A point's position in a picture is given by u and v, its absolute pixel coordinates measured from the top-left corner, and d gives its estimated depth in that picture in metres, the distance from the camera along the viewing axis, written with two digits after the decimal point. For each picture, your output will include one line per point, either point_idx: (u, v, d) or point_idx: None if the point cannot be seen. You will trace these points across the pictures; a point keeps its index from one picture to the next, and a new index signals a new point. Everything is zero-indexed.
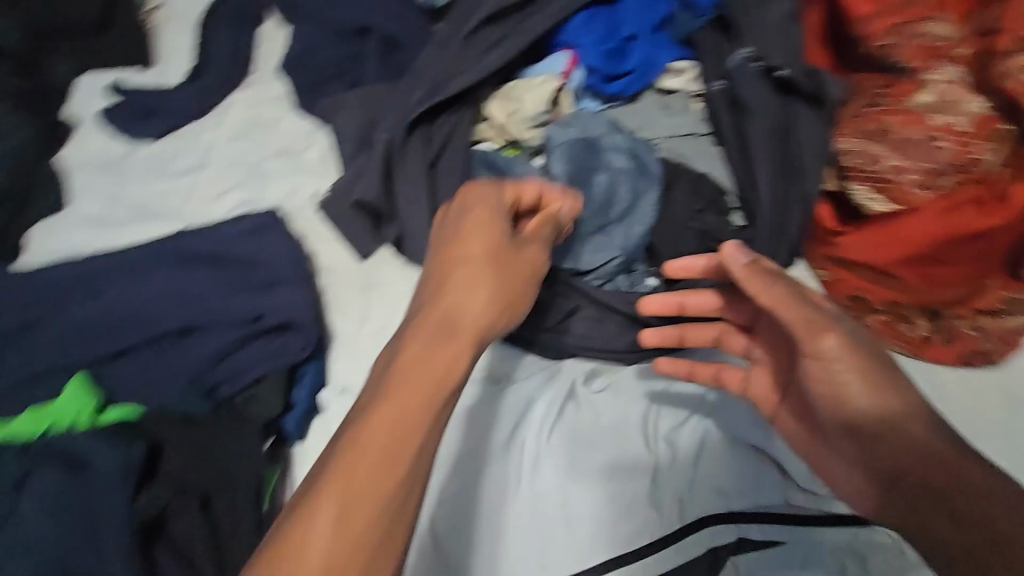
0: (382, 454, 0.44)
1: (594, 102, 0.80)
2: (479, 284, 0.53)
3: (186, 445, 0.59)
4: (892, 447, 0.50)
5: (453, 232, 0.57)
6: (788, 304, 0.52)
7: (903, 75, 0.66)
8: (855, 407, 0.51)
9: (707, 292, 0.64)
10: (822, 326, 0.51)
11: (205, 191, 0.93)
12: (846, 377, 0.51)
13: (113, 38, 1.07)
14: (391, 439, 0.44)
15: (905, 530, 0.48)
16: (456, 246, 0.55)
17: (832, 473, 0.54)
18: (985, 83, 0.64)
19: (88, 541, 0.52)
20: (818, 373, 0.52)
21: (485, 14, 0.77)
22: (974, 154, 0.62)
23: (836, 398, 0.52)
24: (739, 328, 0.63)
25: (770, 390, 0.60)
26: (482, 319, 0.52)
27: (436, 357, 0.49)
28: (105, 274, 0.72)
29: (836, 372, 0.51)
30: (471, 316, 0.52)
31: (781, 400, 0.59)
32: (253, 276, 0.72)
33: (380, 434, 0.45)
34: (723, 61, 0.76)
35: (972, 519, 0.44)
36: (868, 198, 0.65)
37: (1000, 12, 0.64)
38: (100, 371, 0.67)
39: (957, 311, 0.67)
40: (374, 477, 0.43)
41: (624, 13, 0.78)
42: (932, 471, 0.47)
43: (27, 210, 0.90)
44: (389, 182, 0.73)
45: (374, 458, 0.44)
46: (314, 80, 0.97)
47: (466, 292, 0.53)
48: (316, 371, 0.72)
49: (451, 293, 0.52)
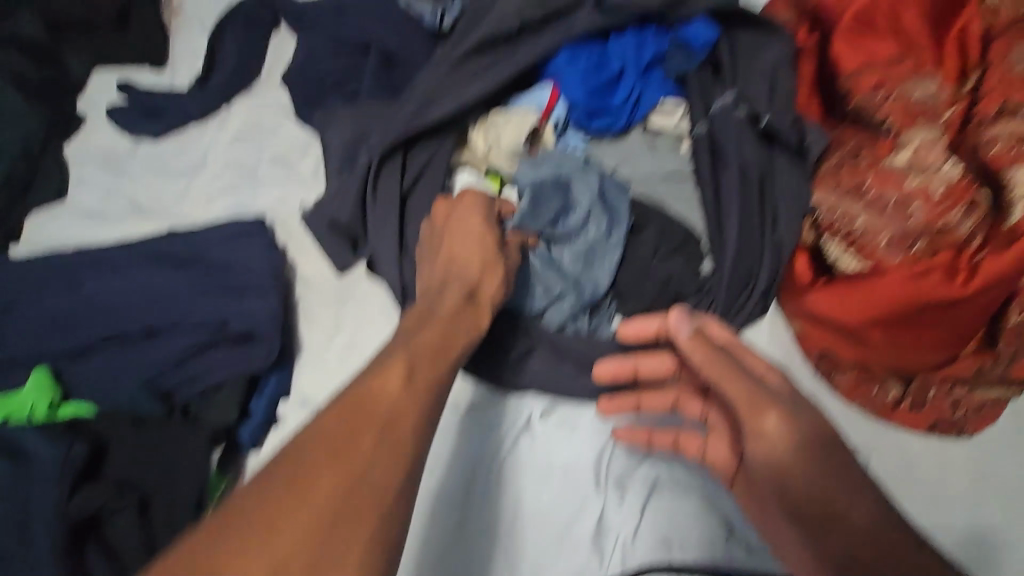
0: (429, 359, 0.51)
1: (581, 136, 0.79)
2: (479, 271, 0.62)
3: (133, 446, 0.59)
4: (837, 531, 0.46)
5: (451, 230, 0.65)
6: (730, 378, 0.55)
7: (883, 133, 0.65)
8: (796, 485, 0.49)
9: (662, 355, 0.66)
10: (761, 405, 0.52)
11: (199, 192, 0.95)
12: (786, 457, 0.50)
13: (129, 35, 1.09)
14: (433, 351, 0.52)
15: None
16: (449, 254, 0.63)
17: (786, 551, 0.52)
18: (965, 148, 0.63)
19: (19, 534, 0.52)
20: (758, 450, 0.52)
21: (474, 42, 0.78)
22: (948, 221, 0.61)
23: (778, 475, 0.50)
24: (695, 394, 0.65)
25: (726, 458, 0.61)
26: (467, 331, 0.57)
27: (452, 317, 0.56)
28: (81, 268, 0.73)
29: (778, 452, 0.51)
30: (477, 285, 0.61)
31: (735, 467, 0.60)
32: (225, 281, 0.73)
33: (398, 378, 0.47)
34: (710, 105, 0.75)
35: None
36: (840, 254, 0.65)
37: (982, 81, 0.65)
38: (64, 367, 0.67)
39: (931, 377, 0.65)
40: (421, 381, 0.48)
41: (615, 50, 0.78)
42: (876, 555, 0.44)
43: (27, 198, 0.95)
44: (363, 205, 0.76)
45: (424, 360, 0.50)
46: (315, 91, 0.99)
47: (471, 266, 0.62)
48: (278, 382, 0.72)
49: (459, 266, 0.62)
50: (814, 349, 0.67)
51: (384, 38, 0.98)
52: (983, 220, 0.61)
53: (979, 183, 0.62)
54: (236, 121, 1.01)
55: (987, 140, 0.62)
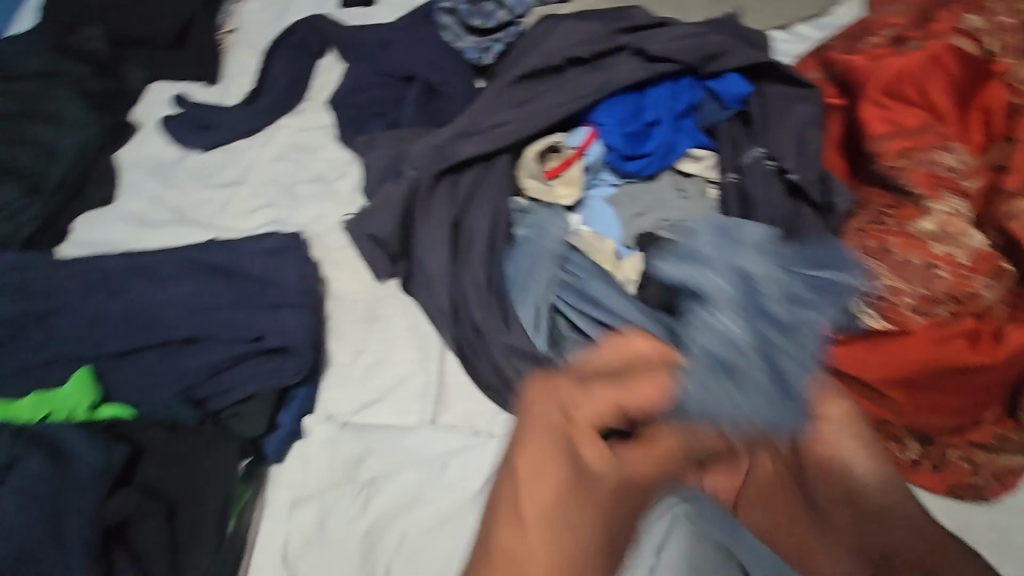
0: None
1: (612, 177, 0.83)
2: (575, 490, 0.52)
3: (166, 453, 0.61)
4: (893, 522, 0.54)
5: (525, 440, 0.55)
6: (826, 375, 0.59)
7: (909, 199, 0.68)
8: (858, 479, 0.58)
9: None
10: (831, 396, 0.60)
11: (239, 204, 0.98)
12: (847, 453, 0.59)
13: (185, 53, 1.15)
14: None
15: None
16: (530, 460, 0.54)
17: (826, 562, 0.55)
18: (989, 218, 0.65)
19: (49, 536, 0.52)
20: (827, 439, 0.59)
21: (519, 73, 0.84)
22: (973, 288, 0.63)
23: (841, 472, 0.59)
24: None
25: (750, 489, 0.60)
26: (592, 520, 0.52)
27: (544, 541, 0.51)
28: (130, 272, 0.77)
29: (844, 448, 0.59)
30: (567, 487, 0.52)
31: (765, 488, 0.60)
32: (264, 294, 0.76)
33: None
34: (740, 156, 0.79)
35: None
36: (863, 310, 0.65)
37: (1009, 152, 0.68)
38: (107, 366, 0.70)
39: (951, 440, 0.66)
40: None
41: (650, 99, 0.82)
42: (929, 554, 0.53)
43: (77, 201, 0.98)
44: (408, 226, 0.79)
45: None
46: (357, 116, 1.02)
47: (549, 475, 0.53)
48: (306, 396, 0.74)
49: (535, 480, 0.53)
50: None
51: (427, 70, 1.02)
52: (1006, 290, 0.64)
53: (1001, 253, 0.65)
54: (281, 139, 1.06)
55: (1011, 212, 0.64)
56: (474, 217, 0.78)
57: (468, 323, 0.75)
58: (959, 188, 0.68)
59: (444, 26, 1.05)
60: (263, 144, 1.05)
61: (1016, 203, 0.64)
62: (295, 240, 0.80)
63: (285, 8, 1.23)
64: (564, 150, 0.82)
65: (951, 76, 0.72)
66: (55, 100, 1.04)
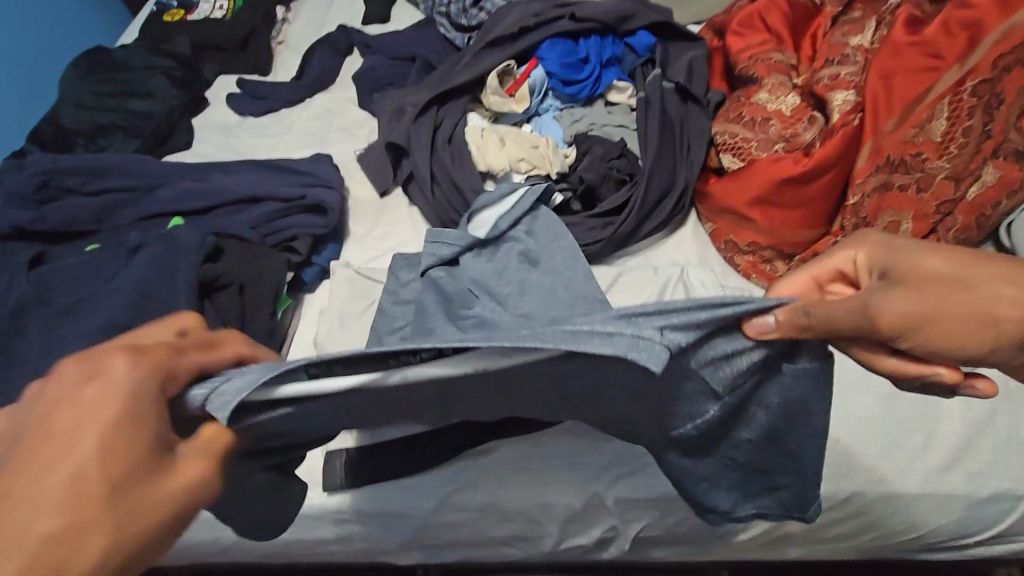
0: None
1: (557, 102, 1.12)
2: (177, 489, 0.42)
3: (238, 253, 0.88)
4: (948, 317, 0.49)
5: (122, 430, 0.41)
6: (924, 298, 0.49)
7: (756, 82, 0.98)
8: (937, 336, 0.50)
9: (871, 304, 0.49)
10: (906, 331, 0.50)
11: (284, 147, 1.28)
12: (939, 315, 0.49)
13: (251, 53, 1.50)
14: None
15: (915, 327, 0.49)
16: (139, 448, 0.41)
17: (941, 335, 0.49)
18: (810, 86, 0.97)
19: (164, 282, 0.81)
20: (924, 340, 0.50)
21: (491, 38, 1.14)
22: (797, 130, 0.91)
23: (920, 309, 0.49)
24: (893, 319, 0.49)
25: (903, 310, 0.49)
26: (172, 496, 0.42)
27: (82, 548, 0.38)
28: (205, 167, 1.04)
29: (947, 316, 0.49)
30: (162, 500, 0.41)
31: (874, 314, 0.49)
32: (302, 181, 1.03)
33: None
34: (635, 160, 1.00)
35: (941, 302, 0.49)
36: (730, 162, 0.95)
37: (823, 51, 1.00)
38: (191, 218, 0.97)
39: (802, 255, 0.92)
40: None
41: (586, 45, 1.13)
42: (950, 307, 0.49)
43: (165, 145, 1.31)
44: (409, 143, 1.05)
45: None
46: (374, 85, 1.34)
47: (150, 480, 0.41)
48: (333, 250, 0.99)
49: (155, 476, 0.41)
50: (721, 239, 0.96)
51: (428, 53, 1.36)
52: (820, 129, 0.91)
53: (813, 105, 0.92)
54: (314, 106, 1.36)
55: (822, 79, 0.96)
56: (447, 124, 1.06)
57: (448, 183, 1.01)
58: (789, 73, 0.99)
59: (440, 24, 1.41)
60: (301, 111, 1.36)
61: (826, 73, 0.95)
62: (321, 156, 1.09)
63: (322, 22, 1.59)
64: (515, 74, 1.10)
65: (785, 12, 1.05)
66: (151, 82, 1.38)
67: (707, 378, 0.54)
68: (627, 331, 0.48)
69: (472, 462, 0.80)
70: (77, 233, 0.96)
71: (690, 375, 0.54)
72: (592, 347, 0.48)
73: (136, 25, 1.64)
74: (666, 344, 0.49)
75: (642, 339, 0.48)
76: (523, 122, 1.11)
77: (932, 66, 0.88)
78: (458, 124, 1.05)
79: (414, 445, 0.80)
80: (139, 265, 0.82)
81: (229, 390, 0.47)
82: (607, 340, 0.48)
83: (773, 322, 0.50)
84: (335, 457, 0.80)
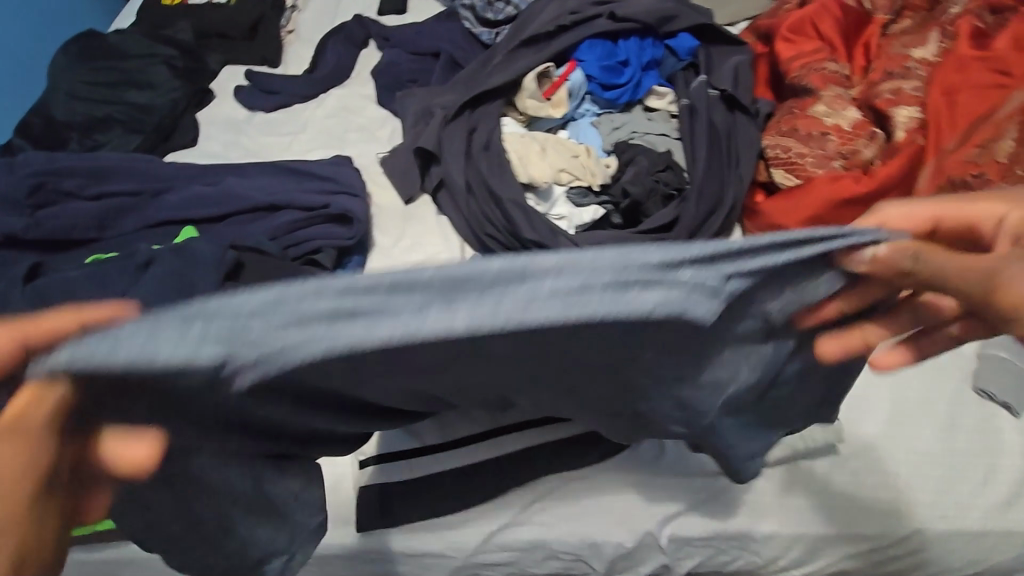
0: None
1: (594, 107, 1.06)
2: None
3: (259, 268, 0.81)
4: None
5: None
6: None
7: (810, 93, 0.93)
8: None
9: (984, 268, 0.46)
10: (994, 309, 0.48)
11: (299, 147, 1.20)
12: None
13: (259, 43, 1.41)
14: None
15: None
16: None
17: None
18: (867, 98, 0.91)
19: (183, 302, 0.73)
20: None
21: (525, 38, 1.07)
22: (855, 147, 0.86)
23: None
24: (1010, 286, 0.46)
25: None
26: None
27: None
28: (218, 170, 0.97)
29: None
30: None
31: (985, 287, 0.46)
32: (323, 187, 0.96)
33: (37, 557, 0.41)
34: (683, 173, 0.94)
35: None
36: (782, 177, 0.89)
37: (878, 63, 0.95)
38: (205, 227, 0.90)
39: None
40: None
41: (625, 47, 1.07)
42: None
43: (168, 141, 1.22)
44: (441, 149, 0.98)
45: None
46: (394, 83, 1.27)
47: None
48: (358, 262, 0.92)
49: None
50: None
51: (451, 49, 1.29)
52: (879, 148, 0.87)
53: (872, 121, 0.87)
54: (329, 103, 1.28)
55: (881, 92, 0.89)
56: (481, 130, 0.99)
57: (485, 194, 0.94)
58: (844, 85, 0.94)
59: (464, 18, 1.34)
60: (315, 108, 1.28)
61: (886, 86, 0.89)
62: (341, 160, 1.01)
63: (334, 12, 1.51)
64: (554, 76, 1.03)
65: (838, 17, 1.00)
66: (152, 72, 1.29)
67: (765, 317, 0.48)
68: (674, 284, 0.39)
69: (519, 497, 0.76)
70: (79, 241, 0.88)
71: (746, 317, 0.47)
72: (641, 302, 0.38)
73: (133, 10, 1.54)
74: (727, 291, 0.41)
75: (695, 281, 0.40)
76: (560, 127, 1.04)
77: (998, 83, 0.84)
78: (495, 130, 0.98)
79: (457, 480, 0.75)
80: (152, 282, 0.74)
81: (133, 347, 0.33)
82: (655, 292, 0.39)
83: (866, 259, 0.44)
84: (369, 494, 0.74)
